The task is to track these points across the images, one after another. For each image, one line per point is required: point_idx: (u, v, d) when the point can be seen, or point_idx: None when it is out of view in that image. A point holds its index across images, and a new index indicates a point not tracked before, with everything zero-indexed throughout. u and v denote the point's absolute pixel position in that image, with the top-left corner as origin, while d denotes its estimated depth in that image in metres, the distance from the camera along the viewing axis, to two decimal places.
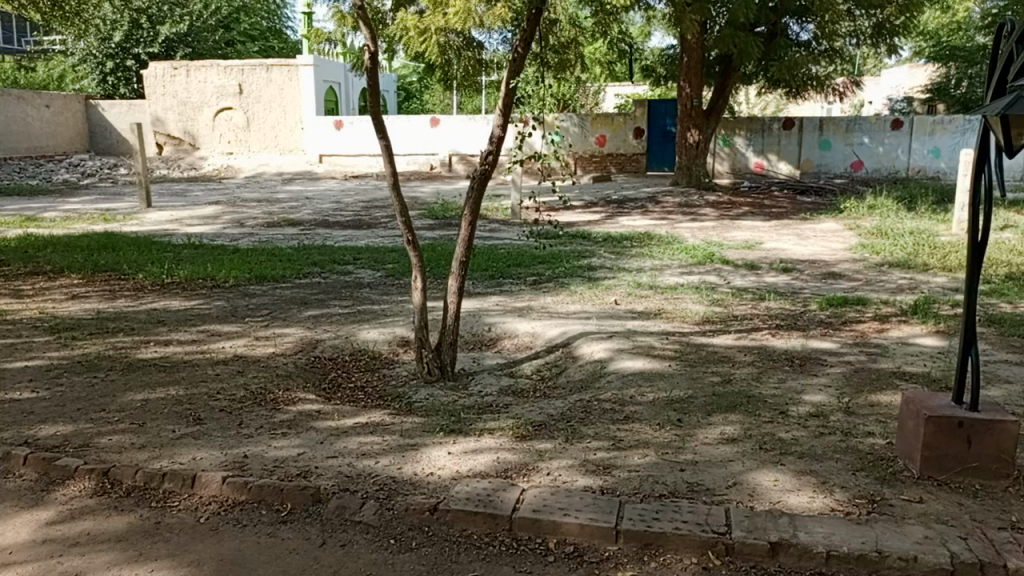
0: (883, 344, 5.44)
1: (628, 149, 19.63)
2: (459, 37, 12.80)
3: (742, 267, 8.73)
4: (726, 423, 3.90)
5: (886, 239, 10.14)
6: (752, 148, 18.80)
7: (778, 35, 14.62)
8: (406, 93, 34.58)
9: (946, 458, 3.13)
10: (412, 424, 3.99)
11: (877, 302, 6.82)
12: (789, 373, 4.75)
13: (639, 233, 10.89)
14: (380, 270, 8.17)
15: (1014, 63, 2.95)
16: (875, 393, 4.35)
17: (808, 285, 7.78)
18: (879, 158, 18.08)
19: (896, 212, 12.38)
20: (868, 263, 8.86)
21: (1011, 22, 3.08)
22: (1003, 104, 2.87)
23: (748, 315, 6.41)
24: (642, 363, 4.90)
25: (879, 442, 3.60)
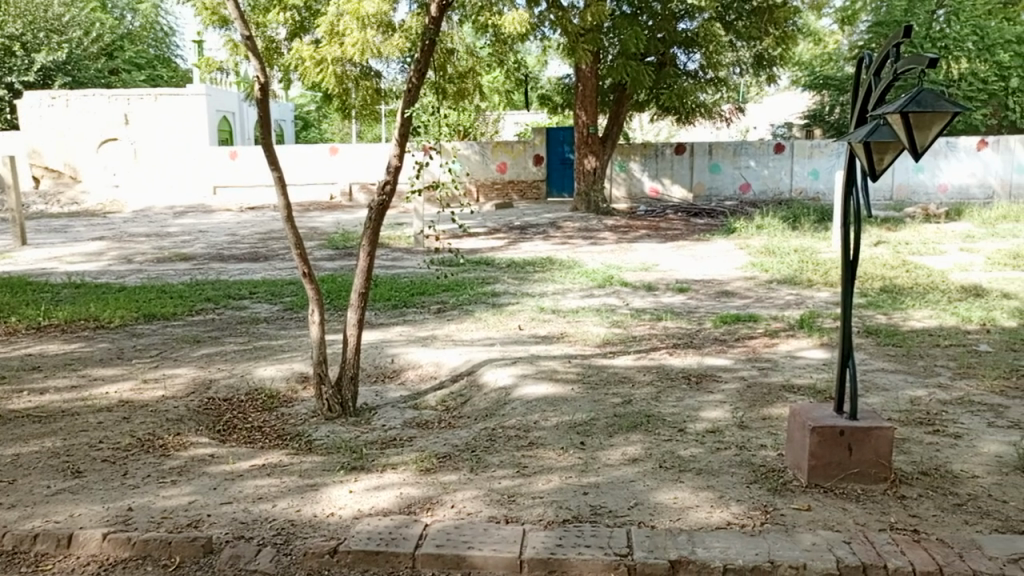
0: (773, 358, 5.71)
1: (528, 176, 19.90)
2: (355, 67, 12.72)
3: (641, 288, 8.98)
4: (628, 443, 3.97)
5: (773, 257, 10.68)
6: (647, 173, 19.42)
7: (668, 64, 15.09)
8: (304, 122, 34.04)
9: (831, 466, 3.27)
10: (312, 463, 3.87)
11: (767, 318, 7.16)
12: (687, 391, 4.89)
13: (541, 258, 11.03)
14: (277, 304, 7.94)
15: (873, 93, 3.17)
16: (767, 406, 4.54)
17: (703, 304, 8.08)
18: (764, 180, 19.06)
19: (782, 231, 13.08)
20: (757, 280, 9.31)
21: (869, 54, 3.30)
22: (866, 130, 3.06)
23: (646, 336, 6.58)
24: (545, 388, 4.94)
25: (771, 454, 3.74)
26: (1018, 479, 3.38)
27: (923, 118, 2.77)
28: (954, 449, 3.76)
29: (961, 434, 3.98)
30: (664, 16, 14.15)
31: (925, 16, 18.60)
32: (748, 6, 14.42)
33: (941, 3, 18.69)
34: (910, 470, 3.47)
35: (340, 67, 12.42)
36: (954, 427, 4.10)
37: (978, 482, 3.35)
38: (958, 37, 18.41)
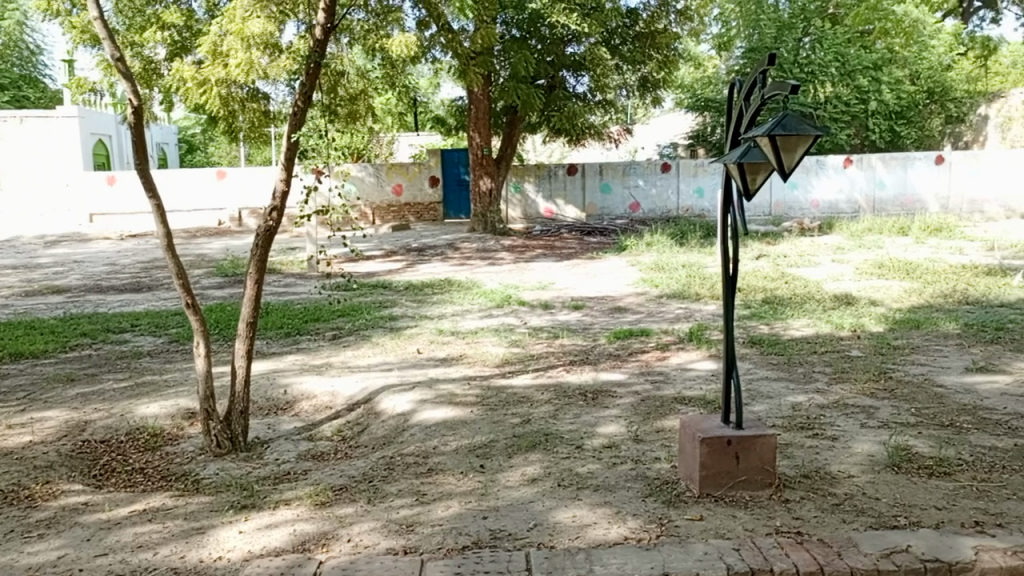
0: (665, 371, 5.89)
1: (424, 198, 19.84)
2: (242, 89, 12.42)
3: (538, 307, 9.09)
4: (527, 464, 3.98)
5: (663, 273, 11.06)
6: (541, 194, 19.75)
7: (557, 87, 15.43)
8: (188, 145, 32.79)
9: (720, 476, 3.38)
10: (198, 504, 3.67)
11: (659, 332, 7.39)
12: (583, 408, 4.97)
13: (439, 280, 10.98)
14: (161, 336, 7.55)
15: (744, 116, 3.34)
16: (660, 419, 4.67)
17: (598, 320, 8.26)
18: (653, 199, 19.75)
19: (670, 247, 13.58)
20: (649, 295, 9.61)
21: (740, 79, 3.48)
22: (738, 153, 3.22)
23: (544, 354, 6.65)
24: (444, 412, 4.90)
25: (664, 467, 3.83)
26: (889, 476, 3.61)
27: (790, 140, 2.94)
28: (832, 451, 3.98)
29: (837, 436, 4.22)
30: (552, 40, 14.45)
31: (792, 44, 19.83)
32: (632, 31, 14.96)
33: (807, 32, 20.04)
34: (793, 474, 3.64)
35: (225, 89, 12.05)
36: (832, 430, 4.34)
37: (854, 481, 3.55)
38: (822, 64, 19.79)
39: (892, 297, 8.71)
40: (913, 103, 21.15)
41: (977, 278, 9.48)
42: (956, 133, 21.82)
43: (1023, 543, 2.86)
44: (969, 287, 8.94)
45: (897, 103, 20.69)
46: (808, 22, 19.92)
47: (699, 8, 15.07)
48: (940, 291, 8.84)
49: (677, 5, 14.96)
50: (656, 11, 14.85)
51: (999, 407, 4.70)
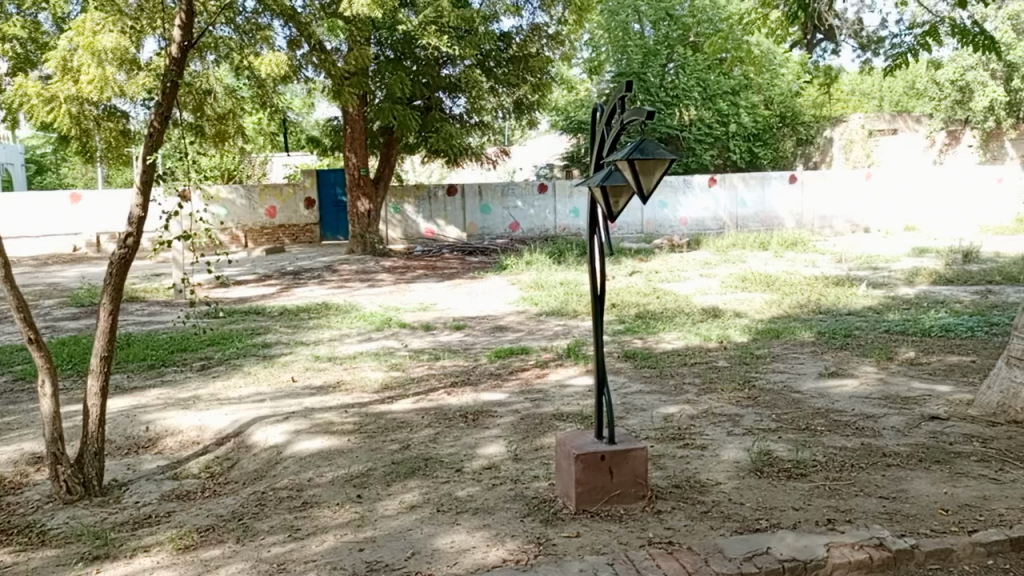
0: (544, 389, 5.97)
1: (300, 220, 19.31)
2: (96, 107, 11.75)
3: (419, 328, 9.01)
4: (406, 491, 3.91)
5: (542, 291, 11.25)
6: (421, 214, 19.67)
7: (433, 109, 15.49)
8: (38, 166, 30.46)
9: (595, 491, 3.44)
10: (43, 560, 3.36)
11: (538, 349, 7.49)
12: (463, 429, 4.95)
13: (316, 304, 10.69)
14: (4, 375, 6.91)
15: (605, 141, 3.45)
16: (539, 436, 4.72)
17: (479, 340, 8.27)
18: (531, 219, 20.08)
19: (549, 265, 13.86)
20: (529, 314, 9.74)
21: (601, 106, 3.60)
22: (601, 176, 3.32)
23: (424, 377, 6.58)
24: (320, 442, 4.74)
25: (543, 485, 3.86)
26: (752, 481, 3.80)
27: (647, 164, 3.06)
28: (702, 459, 4.15)
29: (706, 445, 4.40)
30: (427, 61, 14.45)
31: (658, 69, 20.81)
32: (506, 54, 15.24)
33: (671, 58, 21.04)
34: (665, 485, 3.76)
35: (76, 107, 11.33)
36: (701, 439, 4.52)
37: (721, 488, 3.71)
38: (686, 88, 21.02)
39: (754, 308, 9.25)
40: (768, 126, 22.79)
41: (827, 289, 10.22)
42: (806, 154, 23.68)
43: (868, 537, 3.07)
44: (821, 298, 9.63)
45: (753, 126, 22.19)
46: (672, 48, 20.90)
47: (570, 33, 15.54)
48: (797, 301, 9.46)
49: (548, 30, 15.33)
50: (529, 36, 15.20)
51: (848, 409, 5.05)
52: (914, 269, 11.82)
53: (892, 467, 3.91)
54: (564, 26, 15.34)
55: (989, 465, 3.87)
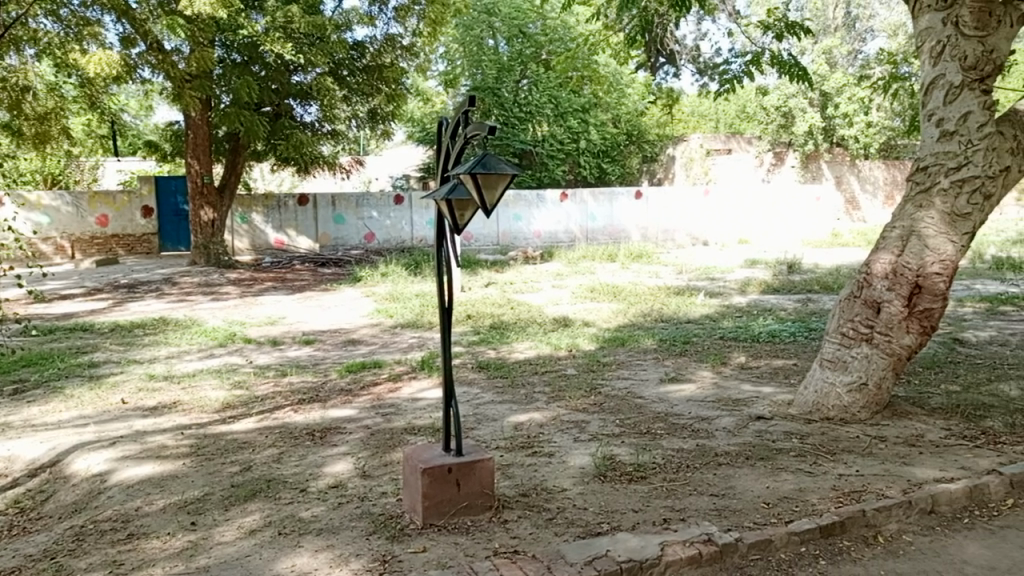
0: (396, 403, 5.89)
1: (136, 229, 18.02)
2: None
3: (266, 343, 8.64)
4: (245, 514, 3.72)
5: (397, 303, 11.13)
6: (270, 224, 18.96)
7: (283, 115, 15.04)
8: None
9: (442, 504, 3.42)
10: None
11: (391, 362, 7.38)
12: (310, 447, 4.78)
13: (152, 319, 9.99)
14: None
15: (450, 153, 3.46)
16: (389, 451, 4.64)
17: (330, 354, 8.05)
18: (387, 229, 19.77)
19: (404, 277, 13.75)
20: (383, 326, 9.60)
21: (446, 118, 3.62)
22: (446, 189, 3.33)
23: (269, 395, 6.29)
24: (150, 468, 4.42)
25: (390, 501, 3.80)
26: (596, 485, 3.92)
27: (490, 178, 3.10)
28: (549, 467, 4.24)
29: (553, 452, 4.50)
30: (276, 67, 13.87)
31: (512, 85, 21.36)
32: (359, 63, 15.00)
33: (524, 75, 21.59)
34: (513, 494, 3.81)
35: None
36: (549, 446, 4.62)
37: (566, 494, 3.80)
38: (539, 104, 21.71)
39: (602, 318, 9.62)
40: (615, 144, 23.87)
41: (668, 298, 10.82)
42: (651, 171, 25.11)
43: (698, 533, 3.25)
44: (663, 307, 10.17)
45: (602, 143, 23.18)
46: (524, 65, 21.40)
47: (424, 46, 15.49)
48: (641, 311, 9.95)
49: (403, 41, 15.18)
50: (383, 46, 14.99)
51: (686, 412, 5.35)
52: (745, 279, 12.73)
53: (723, 465, 4.16)
54: (418, 38, 15.20)
55: (805, 459, 4.22)
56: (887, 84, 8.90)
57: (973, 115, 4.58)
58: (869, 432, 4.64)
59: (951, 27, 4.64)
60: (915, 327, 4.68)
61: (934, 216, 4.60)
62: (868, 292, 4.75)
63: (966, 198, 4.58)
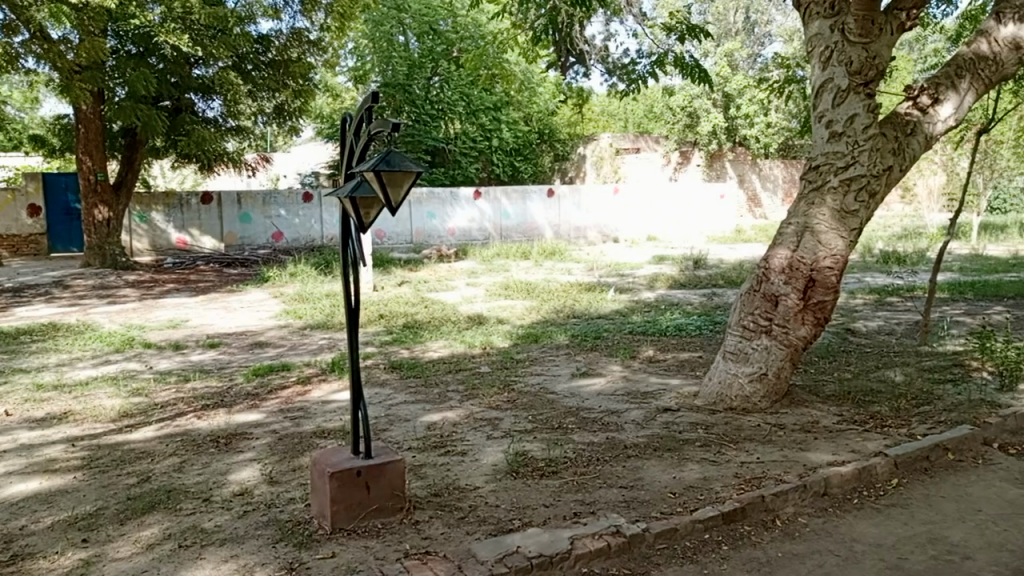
0: (305, 406, 5.74)
1: (22, 229, 16.95)
2: None
3: (166, 348, 8.27)
4: (143, 528, 3.55)
5: (307, 303, 10.87)
6: (172, 223, 18.19)
7: (184, 110, 14.38)
8: None
9: (351, 508, 3.36)
10: None
11: (300, 365, 7.20)
12: (214, 455, 4.61)
13: (40, 325, 9.40)
14: None
15: (355, 150, 3.40)
16: (298, 456, 4.52)
17: (236, 358, 7.77)
18: (296, 228, 19.24)
19: (315, 277, 13.44)
20: (293, 327, 9.34)
21: (350, 115, 3.55)
22: (350, 187, 3.27)
23: (171, 401, 6.03)
24: (38, 483, 4.16)
25: (298, 507, 3.69)
26: (508, 482, 3.94)
27: (394, 176, 3.06)
28: (462, 466, 4.22)
29: (466, 450, 4.49)
30: (175, 60, 13.31)
31: (423, 82, 21.20)
32: (265, 58, 14.54)
33: (436, 72, 21.47)
34: (424, 495, 3.78)
35: None
36: (461, 445, 4.61)
37: (478, 492, 3.80)
38: (451, 101, 21.72)
39: (516, 315, 9.67)
40: (527, 142, 24.03)
41: (581, 295, 10.98)
42: (563, 169, 25.42)
43: (606, 525, 3.31)
44: (575, 303, 10.31)
45: (514, 141, 23.31)
46: (435, 62, 21.25)
47: (332, 41, 15.19)
48: (554, 307, 10.05)
49: (310, 36, 14.80)
50: (289, 40, 14.54)
51: (596, 406, 5.44)
52: (654, 275, 13.05)
53: (632, 458, 4.26)
54: (325, 33, 14.83)
55: (709, 449, 4.36)
56: (784, 86, 9.26)
57: (859, 117, 4.83)
58: (768, 420, 4.84)
59: (838, 34, 4.90)
60: (810, 319, 4.90)
61: (825, 213, 4.84)
62: (766, 286, 4.95)
63: (854, 196, 4.84)
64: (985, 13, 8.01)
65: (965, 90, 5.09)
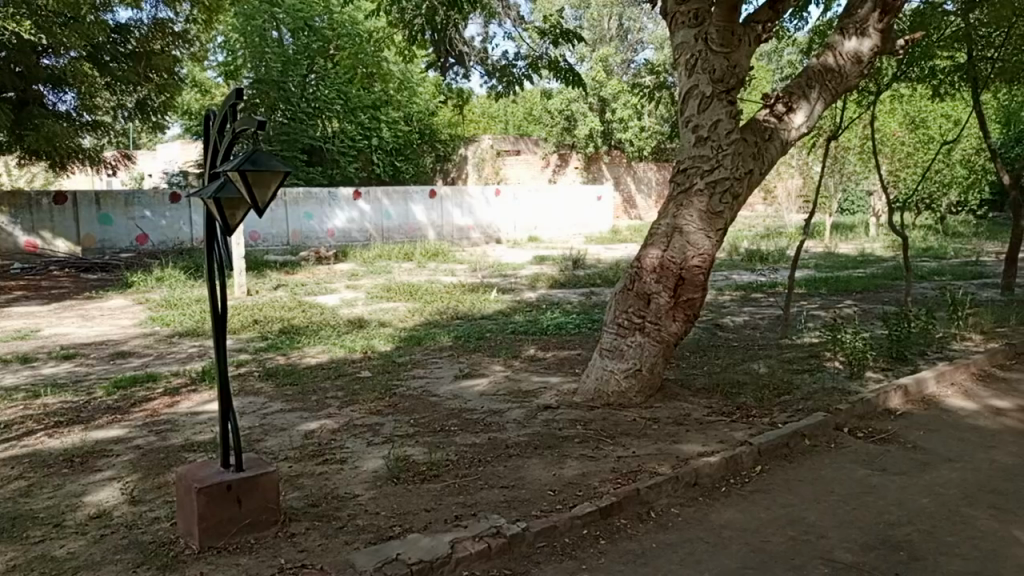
0: (172, 419, 5.42)
1: None
2: None
3: (13, 361, 7.58)
4: None
5: (175, 310, 10.28)
6: (19, 225, 16.79)
7: (31, 103, 13.28)
8: None
9: (221, 524, 3.19)
10: None
11: (167, 374, 6.79)
12: (68, 475, 4.26)
13: None
14: None
15: (218, 149, 3.24)
16: (163, 472, 4.26)
17: (94, 370, 7.23)
18: (162, 230, 18.12)
19: (184, 282, 12.76)
20: (159, 335, 8.80)
21: (212, 112, 3.38)
22: (214, 187, 3.11)
23: (18, 420, 5.53)
24: None
25: (163, 527, 3.48)
26: (389, 488, 3.87)
27: (260, 176, 2.94)
28: (341, 474, 4.11)
29: (346, 458, 4.38)
30: (19, 49, 12.27)
31: (298, 79, 20.54)
32: (124, 49, 13.62)
33: (312, 69, 20.86)
34: (300, 506, 3.65)
35: None
36: (340, 453, 4.49)
37: (358, 500, 3.71)
38: (328, 100, 21.26)
39: (398, 317, 9.54)
40: (408, 142, 23.85)
41: (464, 296, 10.98)
42: (444, 170, 25.37)
43: (487, 527, 3.31)
44: (458, 304, 10.30)
45: (394, 141, 23.19)
46: (311, 59, 20.61)
47: (200, 34, 14.48)
48: (437, 309, 10.00)
49: (174, 28, 14.07)
50: (151, 32, 13.78)
51: (479, 407, 5.45)
52: (535, 275, 13.21)
53: (513, 457, 4.29)
54: (192, 26, 14.16)
55: (588, 445, 4.46)
56: (654, 91, 9.60)
57: (722, 123, 5.08)
58: (644, 415, 5.01)
59: (701, 43, 5.13)
60: (681, 316, 5.11)
61: (693, 214, 5.06)
62: (640, 285, 5.12)
63: (718, 198, 5.08)
64: (831, 28, 8.64)
65: (815, 99, 5.45)
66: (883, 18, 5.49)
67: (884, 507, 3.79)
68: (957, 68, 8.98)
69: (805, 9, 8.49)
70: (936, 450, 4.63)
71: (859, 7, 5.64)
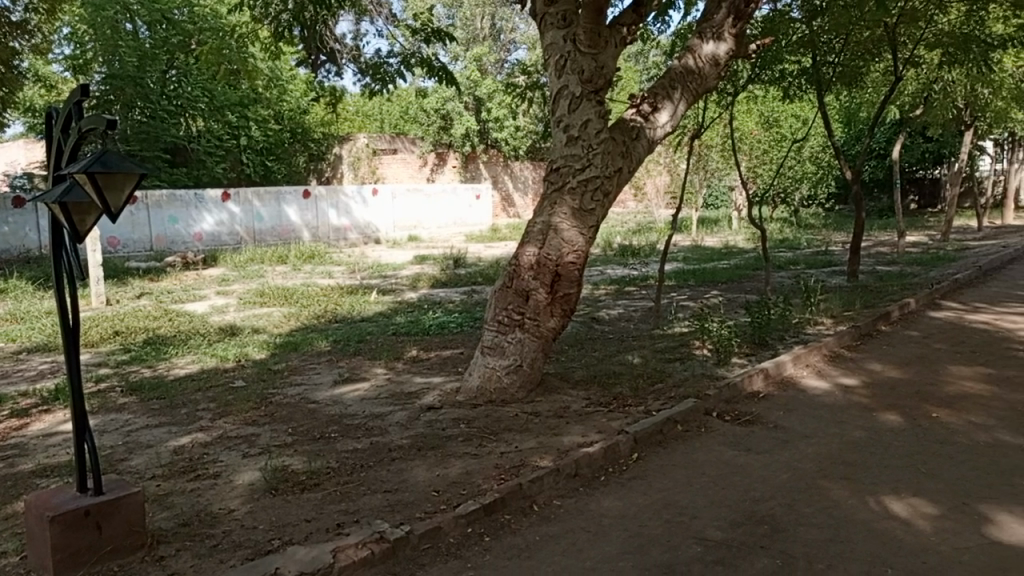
0: (21, 443, 4.97)
1: None
2: None
3: None
4: None
5: (21, 324, 9.45)
6: None
7: None
8: None
9: (79, 553, 2.97)
10: None
11: (15, 395, 6.23)
12: None
13: None
14: None
15: (63, 151, 3.00)
16: (11, 502, 3.91)
17: None
18: (4, 238, 16.61)
19: (32, 293, 11.75)
20: (3, 352, 8.06)
21: (55, 110, 3.14)
22: (58, 192, 2.89)
23: None
24: None
25: (12, 562, 3.19)
26: (266, 501, 3.72)
27: (112, 178, 2.76)
28: (214, 489, 3.92)
29: (219, 472, 4.19)
30: None
31: (157, 75, 19.31)
32: None
33: (171, 64, 19.70)
34: (170, 526, 3.45)
35: None
36: (213, 467, 4.28)
37: (233, 515, 3.55)
38: (191, 97, 20.25)
39: (272, 323, 9.20)
40: (278, 141, 23.16)
41: (342, 298, 10.73)
42: (318, 169, 24.70)
43: (370, 533, 3.26)
44: (336, 307, 10.05)
45: (265, 140, 22.58)
46: (170, 55, 19.35)
47: (42, 24, 13.35)
48: (314, 312, 9.71)
49: (12, 17, 12.90)
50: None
51: (359, 412, 5.34)
52: (415, 275, 13.14)
53: (396, 460, 4.24)
54: (32, 15, 13.03)
55: (470, 443, 4.48)
56: (526, 91, 9.75)
57: (591, 122, 5.23)
58: (525, 410, 5.09)
59: (570, 44, 5.27)
60: (558, 311, 5.22)
61: (566, 212, 5.18)
62: (518, 283, 5.18)
63: (590, 196, 5.22)
64: (691, 33, 9.07)
65: (677, 99, 5.71)
66: (735, 24, 5.83)
67: (749, 484, 4.03)
68: (803, 72, 9.65)
69: (666, 13, 8.84)
70: (793, 428, 4.97)
71: (715, 13, 5.96)
